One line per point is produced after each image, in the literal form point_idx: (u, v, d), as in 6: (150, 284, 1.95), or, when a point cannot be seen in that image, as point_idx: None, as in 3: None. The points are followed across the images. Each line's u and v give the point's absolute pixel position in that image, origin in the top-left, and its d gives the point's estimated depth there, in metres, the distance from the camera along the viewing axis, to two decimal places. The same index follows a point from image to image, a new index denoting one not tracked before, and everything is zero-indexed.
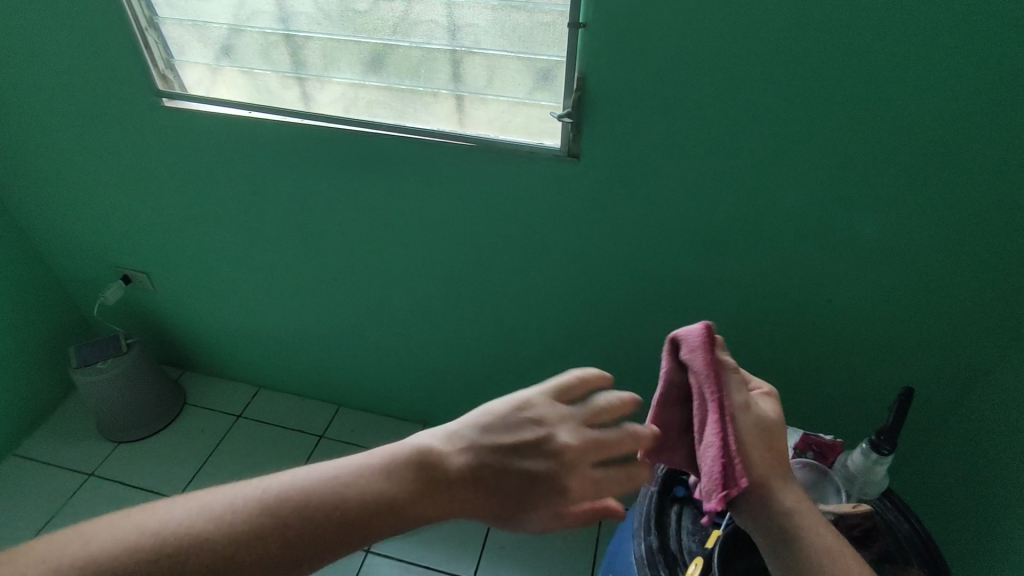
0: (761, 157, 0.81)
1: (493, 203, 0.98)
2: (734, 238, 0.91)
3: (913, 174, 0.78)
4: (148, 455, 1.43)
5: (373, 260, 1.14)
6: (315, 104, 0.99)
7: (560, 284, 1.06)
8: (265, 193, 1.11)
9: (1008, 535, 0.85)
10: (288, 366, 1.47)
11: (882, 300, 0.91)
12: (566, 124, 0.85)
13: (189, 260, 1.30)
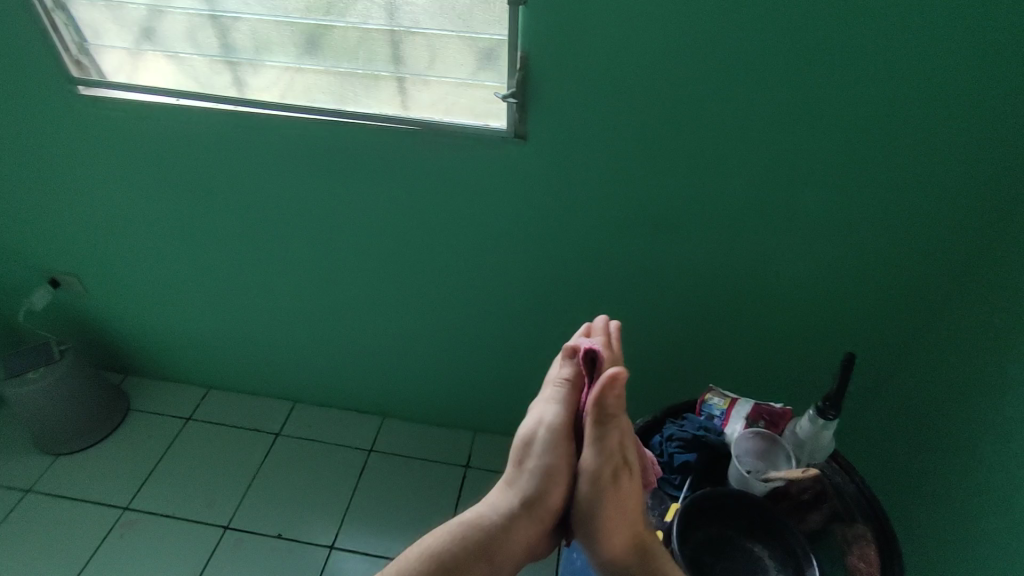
0: (791, 131, 0.76)
1: (446, 189, 0.90)
2: (704, 213, 0.85)
3: (874, 142, 0.74)
4: (91, 467, 1.23)
5: (324, 254, 1.03)
6: (247, 90, 0.88)
7: (529, 278, 0.98)
8: (198, 181, 0.98)
9: (947, 511, 0.78)
10: (228, 366, 1.31)
11: (842, 278, 0.86)
12: (511, 105, 0.80)
13: (124, 258, 1.14)
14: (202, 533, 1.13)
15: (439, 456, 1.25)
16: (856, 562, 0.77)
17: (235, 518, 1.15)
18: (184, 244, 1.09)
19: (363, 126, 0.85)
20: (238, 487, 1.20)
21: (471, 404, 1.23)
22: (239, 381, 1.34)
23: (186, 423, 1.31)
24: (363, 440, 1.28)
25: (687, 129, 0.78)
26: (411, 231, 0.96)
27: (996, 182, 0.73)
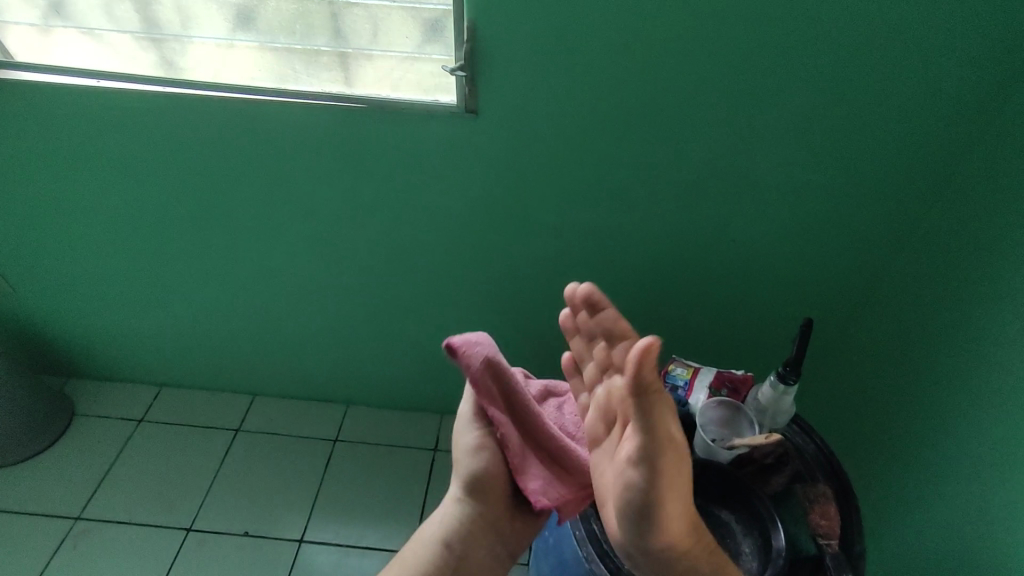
0: (745, 98, 0.75)
1: (396, 168, 0.86)
2: (660, 183, 0.85)
3: (824, 104, 0.74)
4: (37, 477, 1.16)
5: (271, 241, 0.98)
6: (178, 71, 0.82)
7: (490, 258, 0.96)
8: (129, 169, 0.91)
9: (904, 469, 0.79)
10: (178, 364, 1.25)
11: (792, 241, 0.86)
12: (459, 78, 0.78)
13: (53, 255, 1.06)
14: (164, 538, 1.08)
15: (407, 441, 1.22)
16: (818, 521, 0.79)
17: (197, 520, 1.10)
18: (119, 237, 1.02)
19: (305, 105, 0.80)
20: (198, 487, 1.15)
21: (436, 388, 1.20)
22: (191, 378, 1.28)
23: (137, 426, 1.24)
24: (329, 431, 1.23)
25: (641, 97, 0.77)
26: (364, 214, 0.92)
27: (940, 137, 0.73)
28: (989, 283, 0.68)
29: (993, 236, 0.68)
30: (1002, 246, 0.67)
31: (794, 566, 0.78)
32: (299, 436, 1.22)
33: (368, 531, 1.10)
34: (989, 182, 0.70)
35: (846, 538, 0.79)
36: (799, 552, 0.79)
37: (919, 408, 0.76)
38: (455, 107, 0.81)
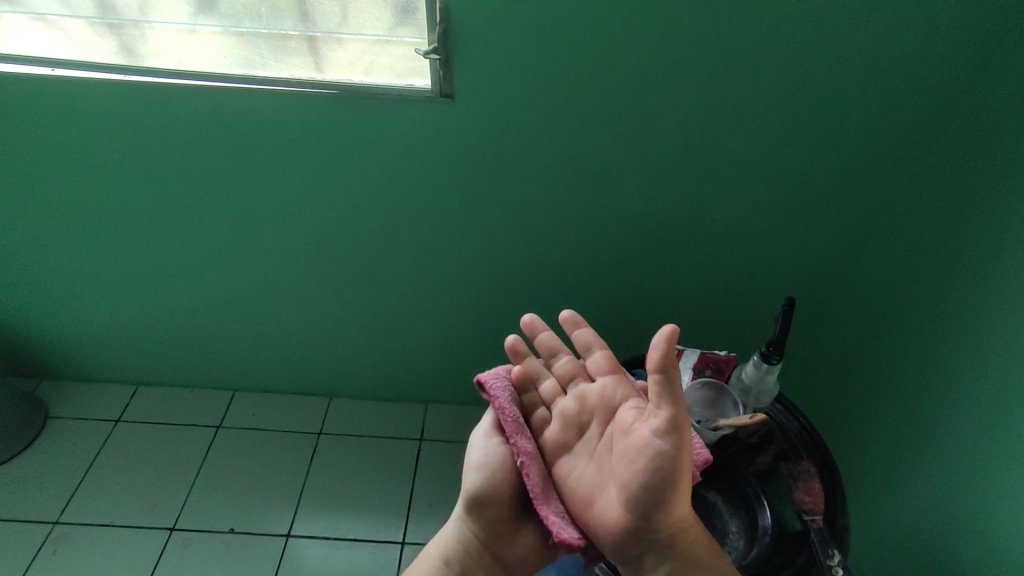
0: (697, 88, 0.88)
1: (392, 142, 1.00)
2: (624, 164, 0.98)
3: (751, 96, 0.88)
4: (130, 470, 1.33)
5: (295, 216, 1.13)
6: (190, 62, 0.97)
7: (485, 229, 1.10)
8: (179, 159, 1.06)
9: (910, 412, 0.87)
10: (234, 353, 1.40)
11: (760, 215, 1.01)
12: (434, 61, 0.88)
13: (119, 257, 1.22)
14: (267, 542, 1.24)
15: (399, 432, 1.43)
16: (803, 496, 0.69)
17: (294, 527, 1.27)
18: (173, 231, 1.17)
19: (281, 92, 0.95)
20: (293, 487, 1.33)
21: (457, 356, 1.35)
22: (256, 378, 1.46)
23: (216, 432, 1.41)
24: (399, 424, 1.45)
25: (589, 74, 0.89)
26: (367, 182, 1.06)
27: (872, 113, 0.88)
28: (1004, 226, 0.75)
29: (991, 186, 0.78)
30: (1007, 193, 0.75)
31: (778, 545, 0.67)
32: (373, 432, 1.43)
33: (441, 502, 1.31)
34: (965, 151, 0.83)
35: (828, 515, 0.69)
36: (783, 529, 0.68)
37: (939, 355, 0.83)
38: (430, 91, 0.93)
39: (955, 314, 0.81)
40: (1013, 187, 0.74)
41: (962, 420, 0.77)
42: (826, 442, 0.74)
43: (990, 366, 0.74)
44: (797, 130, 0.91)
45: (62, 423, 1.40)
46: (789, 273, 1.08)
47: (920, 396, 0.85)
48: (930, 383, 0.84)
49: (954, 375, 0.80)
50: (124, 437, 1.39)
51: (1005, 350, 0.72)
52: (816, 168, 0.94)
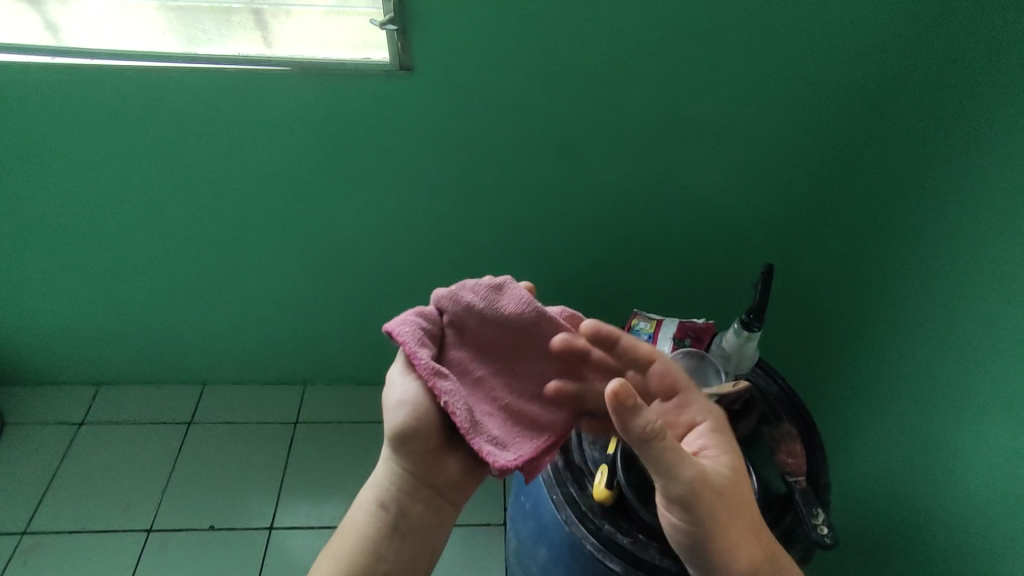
0: (668, 52, 0.86)
1: (353, 120, 0.95)
2: (594, 135, 0.96)
3: (722, 61, 0.87)
4: (100, 474, 1.28)
5: (258, 204, 1.08)
6: (127, 44, 0.90)
7: (460, 207, 1.07)
8: (118, 143, 0.99)
9: (877, 369, 0.90)
10: (202, 346, 1.35)
11: (731, 182, 1.01)
12: (391, 33, 0.84)
13: (69, 253, 1.15)
14: (251, 536, 1.22)
15: (377, 416, 1.41)
16: (785, 458, 0.70)
17: (276, 518, 1.25)
18: (124, 224, 1.11)
19: (225, 69, 0.90)
20: (272, 480, 1.30)
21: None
22: (226, 372, 1.41)
23: (188, 427, 1.37)
24: (377, 405, 1.43)
25: (557, 43, 0.85)
26: (326, 162, 1.01)
27: (839, 75, 0.88)
28: (968, 183, 0.76)
29: (956, 142, 0.78)
30: (972, 147, 0.76)
31: (764, 508, 0.67)
32: (351, 415, 1.41)
33: None
34: (923, 105, 0.83)
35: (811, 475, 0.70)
36: (768, 492, 0.68)
37: (907, 310, 0.85)
38: (389, 65, 0.88)
39: (921, 268, 0.83)
40: (979, 142, 0.75)
41: (929, 373, 0.80)
42: (804, 403, 0.76)
43: (958, 319, 0.76)
44: (766, 89, 0.90)
45: (20, 430, 1.33)
46: (761, 233, 1.08)
47: (888, 350, 0.88)
48: (899, 336, 0.86)
49: (921, 327, 0.82)
50: (89, 439, 1.33)
51: (974, 303, 0.74)
52: (784, 126, 0.93)
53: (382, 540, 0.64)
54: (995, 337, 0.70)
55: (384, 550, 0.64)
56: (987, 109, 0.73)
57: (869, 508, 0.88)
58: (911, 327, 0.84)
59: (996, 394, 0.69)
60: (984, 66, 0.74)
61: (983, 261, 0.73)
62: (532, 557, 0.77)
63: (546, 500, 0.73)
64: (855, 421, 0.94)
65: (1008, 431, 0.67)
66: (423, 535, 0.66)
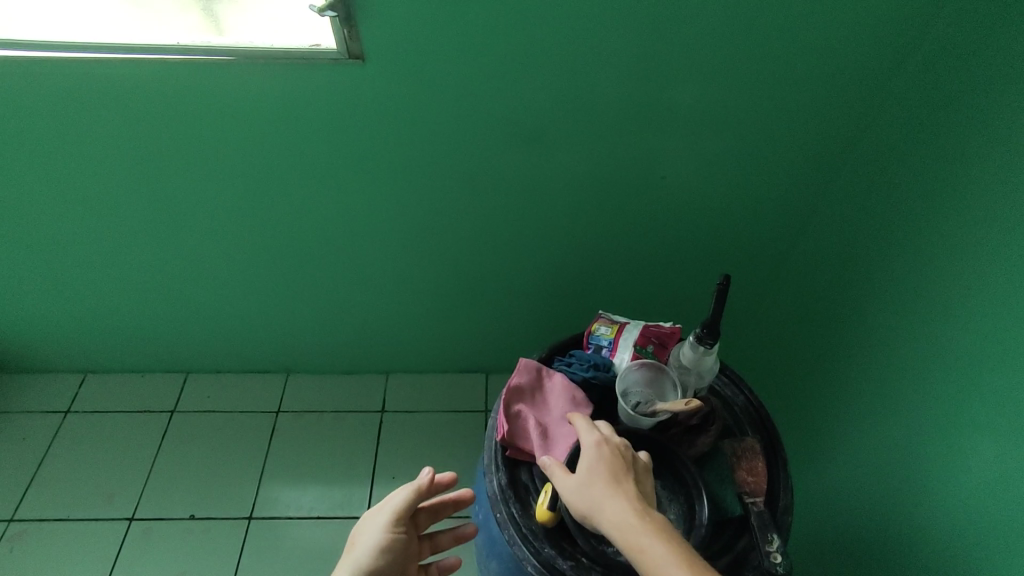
0: (634, 35, 0.80)
1: (306, 110, 0.91)
2: (560, 123, 0.90)
3: (693, 44, 0.80)
4: (85, 462, 1.30)
5: (220, 195, 1.05)
6: (64, 34, 0.86)
7: (427, 198, 1.03)
8: (69, 135, 0.96)
9: (855, 373, 0.85)
10: (182, 335, 1.34)
11: (709, 172, 0.95)
12: (335, 20, 0.78)
13: (37, 246, 1.14)
14: (230, 526, 1.23)
15: (358, 405, 1.40)
16: (744, 476, 0.66)
17: (255, 508, 1.25)
18: (88, 216, 1.09)
19: (169, 60, 0.86)
20: (253, 470, 1.30)
21: (410, 325, 1.31)
22: (210, 361, 1.41)
23: (171, 416, 1.37)
24: (357, 395, 1.42)
25: (513, 28, 0.80)
26: (284, 153, 0.98)
27: (823, 56, 0.80)
28: (961, 178, 0.69)
29: (951, 135, 0.71)
30: (967, 140, 0.69)
31: (717, 529, 0.65)
32: (331, 406, 1.40)
33: (404, 468, 1.31)
34: (921, 91, 0.77)
35: (770, 495, 0.67)
36: (722, 512, 0.65)
37: (890, 312, 0.79)
38: (337, 53, 0.83)
39: (904, 269, 0.77)
40: (976, 135, 0.68)
41: (908, 382, 0.75)
42: (771, 415, 0.73)
43: (941, 328, 0.70)
44: (745, 74, 0.83)
45: (8, 418, 1.35)
46: (745, 223, 1.02)
47: (870, 353, 0.82)
48: (880, 340, 0.80)
49: (902, 332, 0.76)
50: (75, 427, 1.35)
51: (955, 310, 0.69)
52: (769, 111, 0.87)
53: None
54: (980, 350, 0.65)
55: None
56: (986, 98, 0.66)
57: (844, 517, 0.84)
58: (895, 330, 0.78)
59: (984, 411, 0.64)
60: (986, 50, 0.67)
61: (972, 265, 0.67)
62: (485, 568, 0.74)
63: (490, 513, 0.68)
64: (831, 427, 0.90)
65: (991, 452, 0.63)
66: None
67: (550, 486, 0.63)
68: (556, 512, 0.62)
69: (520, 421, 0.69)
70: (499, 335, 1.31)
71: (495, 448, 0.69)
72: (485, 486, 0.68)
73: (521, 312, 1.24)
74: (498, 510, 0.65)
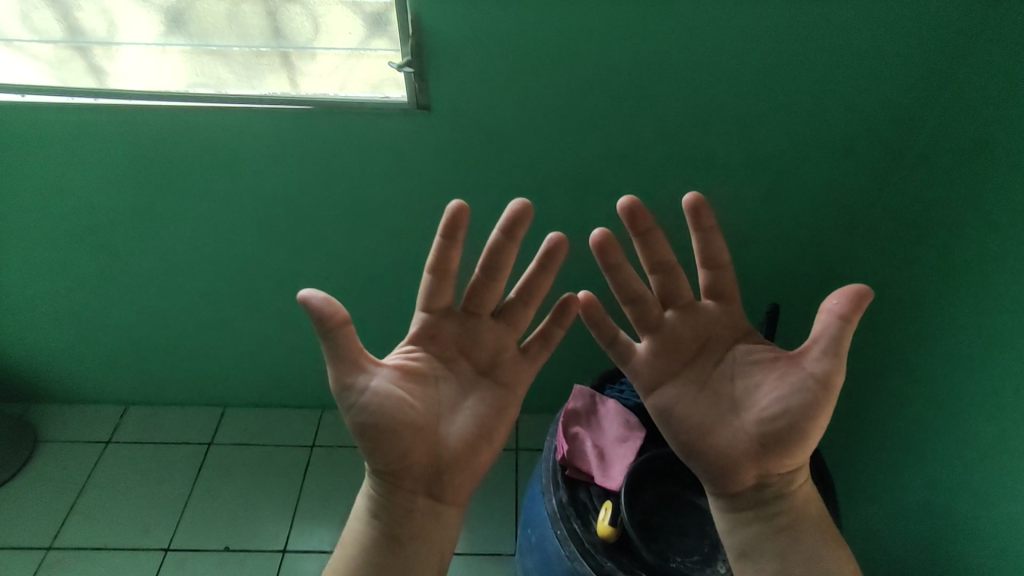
0: (678, 92, 0.89)
1: (370, 153, 0.98)
2: (606, 171, 0.98)
3: (731, 100, 0.89)
4: (122, 492, 1.32)
5: (280, 234, 1.12)
6: (157, 85, 0.95)
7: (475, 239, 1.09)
8: (151, 175, 1.04)
9: (930, 401, 0.88)
10: (225, 369, 1.39)
11: (745, 218, 1.02)
12: (409, 75, 0.88)
13: (102, 279, 1.21)
14: (264, 559, 1.23)
15: None
16: None
17: (289, 542, 1.26)
18: (154, 251, 1.16)
19: (253, 109, 0.94)
20: (287, 503, 1.31)
21: None
22: (249, 395, 1.45)
23: (209, 448, 1.40)
24: None
25: (569, 85, 0.88)
26: (347, 196, 1.05)
27: (849, 114, 0.90)
28: (1001, 213, 0.76)
29: (971, 189, 0.81)
30: (998, 179, 0.77)
31: None
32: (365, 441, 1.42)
33: None
34: (944, 144, 0.86)
35: None
36: None
37: (950, 341, 0.84)
38: (407, 105, 0.92)
39: (960, 301, 0.83)
40: (1006, 175, 0.75)
41: (981, 407, 0.79)
42: None
43: (1007, 352, 0.75)
44: (778, 127, 0.92)
45: (50, 447, 1.39)
46: (775, 264, 1.08)
47: (937, 386, 0.87)
48: (945, 371, 0.85)
49: (968, 358, 0.81)
50: (115, 457, 1.38)
51: (1015, 333, 0.74)
52: (801, 162, 0.95)
53: (428, 513, 0.65)
54: None
55: (422, 502, 0.65)
56: (1009, 144, 0.75)
57: (922, 541, 0.89)
58: (958, 364, 0.83)
59: None
60: (1000, 106, 0.76)
61: (1010, 307, 0.75)
62: None
63: (548, 531, 0.74)
64: None
65: None
66: (436, 543, 0.65)
67: (608, 504, 0.72)
68: (617, 527, 0.70)
69: (579, 442, 0.80)
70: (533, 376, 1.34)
71: (554, 466, 0.78)
72: (543, 504, 0.75)
73: (557, 351, 1.28)
74: (561, 525, 0.72)
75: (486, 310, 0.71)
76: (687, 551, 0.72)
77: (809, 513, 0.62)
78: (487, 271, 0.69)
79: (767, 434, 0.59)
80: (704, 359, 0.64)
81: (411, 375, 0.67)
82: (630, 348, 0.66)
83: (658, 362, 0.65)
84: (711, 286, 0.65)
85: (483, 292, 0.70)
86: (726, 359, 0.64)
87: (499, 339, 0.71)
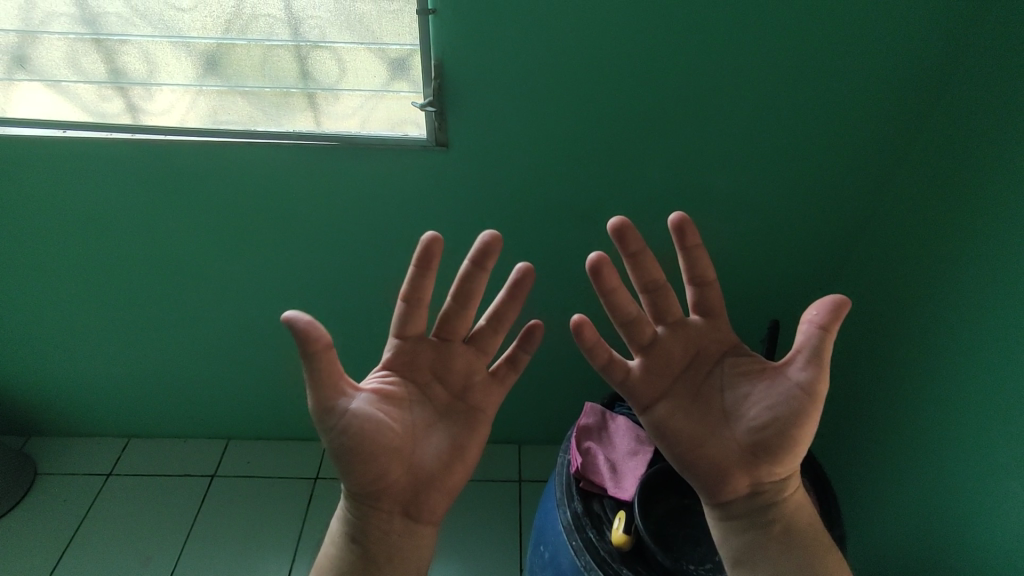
0: (678, 130, 0.96)
1: (387, 185, 1.04)
2: (610, 203, 1.04)
3: (727, 138, 0.96)
4: (122, 525, 1.30)
5: (296, 264, 1.16)
6: (188, 122, 1.01)
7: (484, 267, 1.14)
8: (175, 207, 1.09)
9: (920, 418, 0.93)
10: (231, 400, 1.40)
11: (741, 248, 1.09)
12: (430, 113, 0.94)
13: (117, 309, 1.24)
14: None
15: None
16: None
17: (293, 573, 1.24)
18: (170, 281, 1.20)
19: (281, 144, 1.00)
20: (291, 534, 1.31)
21: None
22: (253, 427, 1.45)
23: (211, 480, 1.40)
24: None
25: (577, 123, 0.95)
26: (363, 228, 1.10)
27: (837, 150, 0.97)
28: (982, 237, 0.82)
29: (957, 217, 0.87)
30: (978, 207, 0.83)
31: None
32: None
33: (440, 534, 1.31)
34: (929, 177, 0.93)
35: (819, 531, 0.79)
36: None
37: (937, 360, 0.89)
38: (427, 141, 0.98)
39: (946, 322, 0.88)
40: (986, 204, 0.82)
41: (973, 422, 0.83)
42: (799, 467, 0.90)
43: (995, 367, 0.79)
44: (771, 163, 0.99)
45: (50, 480, 1.38)
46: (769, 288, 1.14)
47: (927, 404, 0.91)
48: (936, 389, 0.89)
49: (957, 373, 0.86)
50: (116, 491, 1.37)
51: (1001, 349, 0.78)
52: (792, 196, 1.02)
53: (403, 532, 0.67)
54: None
55: (397, 521, 0.67)
56: (987, 178, 0.82)
57: (922, 559, 0.91)
58: (946, 381, 0.87)
59: None
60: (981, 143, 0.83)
61: (995, 325, 0.80)
62: None
63: (564, 542, 0.77)
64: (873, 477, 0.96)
65: None
66: (410, 562, 0.67)
67: (622, 513, 0.76)
68: (631, 535, 0.74)
69: (592, 456, 0.84)
70: (536, 405, 1.37)
71: (569, 479, 0.81)
72: (558, 517, 0.79)
73: (561, 379, 1.31)
74: (576, 535, 0.76)
75: (455, 337, 0.74)
76: (701, 559, 0.75)
77: (801, 516, 0.65)
78: (460, 299, 0.72)
79: (757, 442, 0.63)
80: (694, 373, 0.68)
81: (388, 399, 0.69)
82: (623, 363, 0.68)
83: (650, 376, 0.68)
84: (699, 301, 0.69)
85: (452, 319, 0.73)
86: (715, 373, 0.67)
87: (466, 365, 0.74)
